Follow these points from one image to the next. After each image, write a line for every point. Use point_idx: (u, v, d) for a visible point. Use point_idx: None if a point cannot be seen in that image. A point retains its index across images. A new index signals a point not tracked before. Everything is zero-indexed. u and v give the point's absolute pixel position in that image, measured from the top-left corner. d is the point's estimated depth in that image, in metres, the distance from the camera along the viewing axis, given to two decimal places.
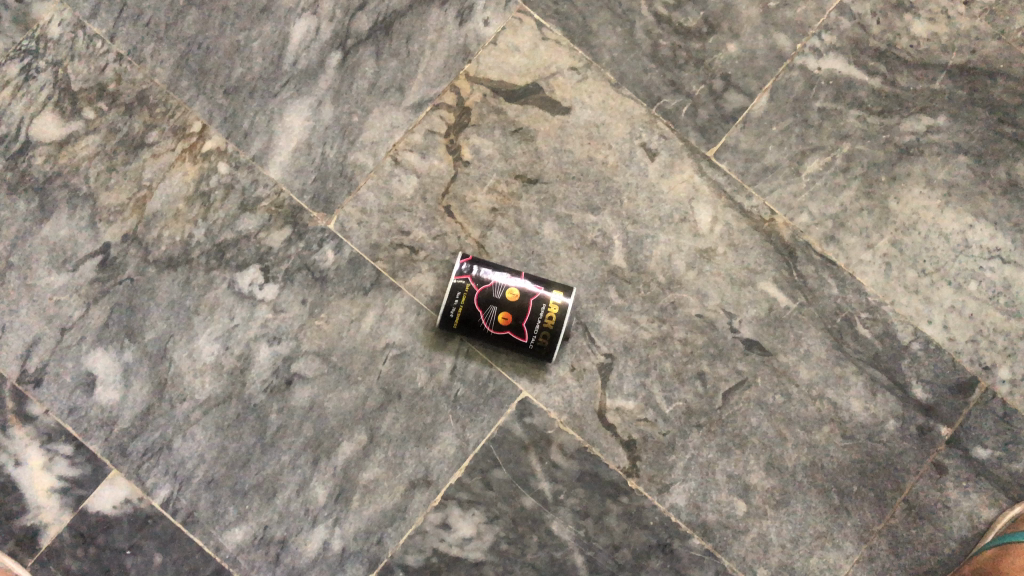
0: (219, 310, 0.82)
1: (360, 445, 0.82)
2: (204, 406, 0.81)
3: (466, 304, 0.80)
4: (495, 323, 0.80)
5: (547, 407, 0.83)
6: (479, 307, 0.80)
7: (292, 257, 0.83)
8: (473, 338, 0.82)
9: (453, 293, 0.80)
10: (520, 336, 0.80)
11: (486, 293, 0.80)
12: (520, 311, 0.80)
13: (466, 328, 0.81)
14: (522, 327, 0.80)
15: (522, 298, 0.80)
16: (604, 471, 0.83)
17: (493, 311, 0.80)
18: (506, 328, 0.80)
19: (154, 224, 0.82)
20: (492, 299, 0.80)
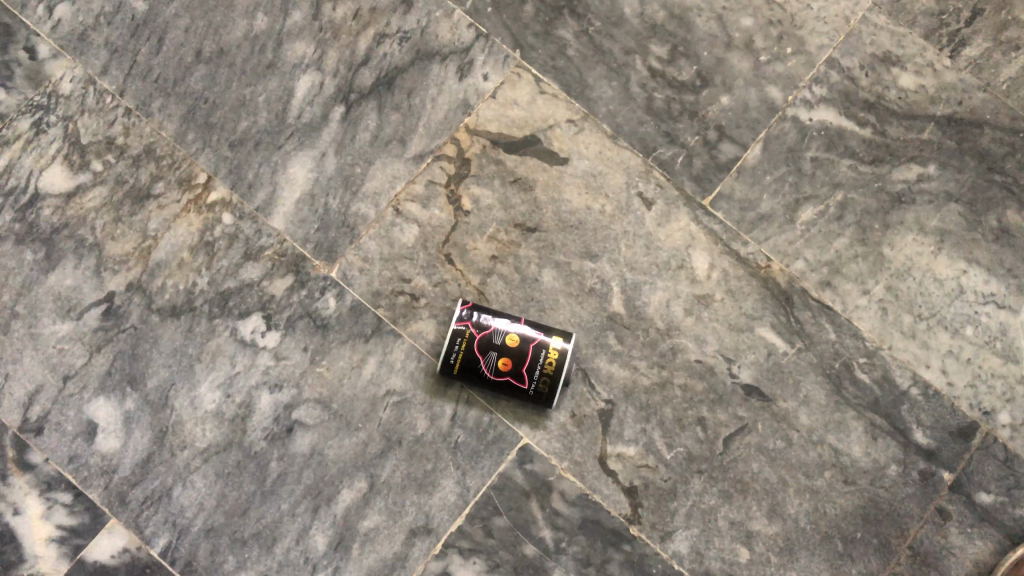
0: (221, 357, 0.83)
1: (360, 492, 0.82)
2: (205, 454, 0.81)
3: (466, 350, 0.81)
4: (495, 369, 0.81)
5: (547, 453, 0.83)
6: (479, 352, 0.81)
7: (295, 305, 0.84)
8: (473, 384, 0.82)
9: (454, 339, 0.81)
10: (520, 382, 0.81)
11: (486, 338, 0.81)
12: (520, 357, 0.80)
13: (466, 374, 0.81)
14: (522, 372, 0.81)
15: (522, 344, 0.81)
16: (605, 518, 0.83)
17: (493, 357, 0.80)
18: (506, 374, 0.80)
19: (159, 273, 0.84)
20: (492, 345, 0.81)
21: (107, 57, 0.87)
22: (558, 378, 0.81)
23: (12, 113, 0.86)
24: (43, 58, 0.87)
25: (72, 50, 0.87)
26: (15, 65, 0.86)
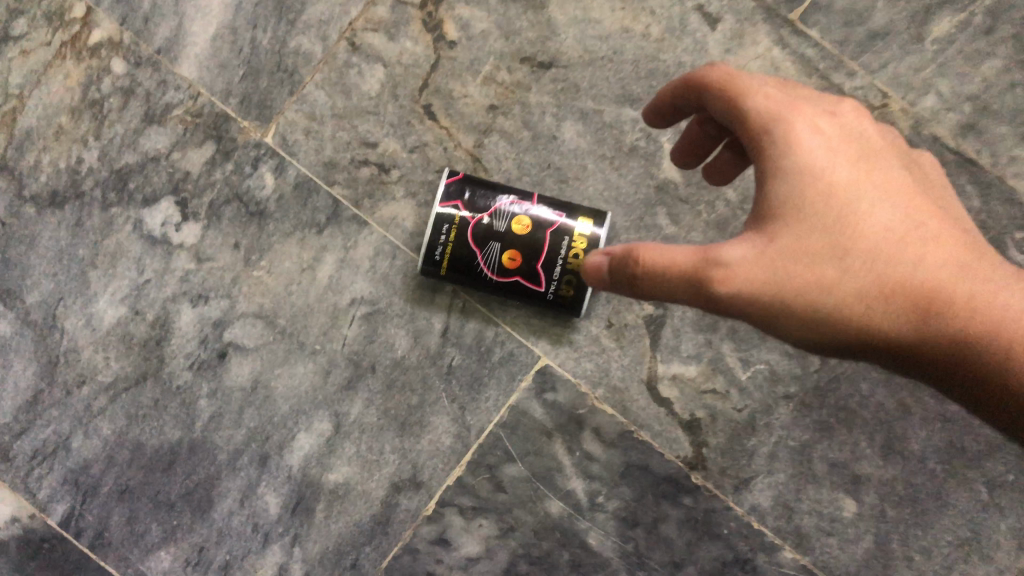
0: (123, 261, 0.60)
1: (322, 437, 0.60)
2: (110, 391, 0.60)
3: (459, 243, 0.57)
4: (499, 268, 0.57)
5: (575, 378, 0.60)
6: (477, 246, 0.57)
7: (219, 186, 0.61)
8: (471, 286, 0.59)
9: (439, 228, 0.56)
10: (536, 284, 0.57)
11: (486, 225, 0.56)
12: (536, 251, 0.57)
13: (459, 275, 0.58)
14: (536, 271, 0.57)
15: (538, 231, 0.57)
16: (657, 464, 0.60)
17: (497, 252, 0.57)
18: (514, 274, 0.57)
19: (30, 147, 0.61)
20: (495, 235, 0.57)
21: None
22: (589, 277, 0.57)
23: None
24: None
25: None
26: None
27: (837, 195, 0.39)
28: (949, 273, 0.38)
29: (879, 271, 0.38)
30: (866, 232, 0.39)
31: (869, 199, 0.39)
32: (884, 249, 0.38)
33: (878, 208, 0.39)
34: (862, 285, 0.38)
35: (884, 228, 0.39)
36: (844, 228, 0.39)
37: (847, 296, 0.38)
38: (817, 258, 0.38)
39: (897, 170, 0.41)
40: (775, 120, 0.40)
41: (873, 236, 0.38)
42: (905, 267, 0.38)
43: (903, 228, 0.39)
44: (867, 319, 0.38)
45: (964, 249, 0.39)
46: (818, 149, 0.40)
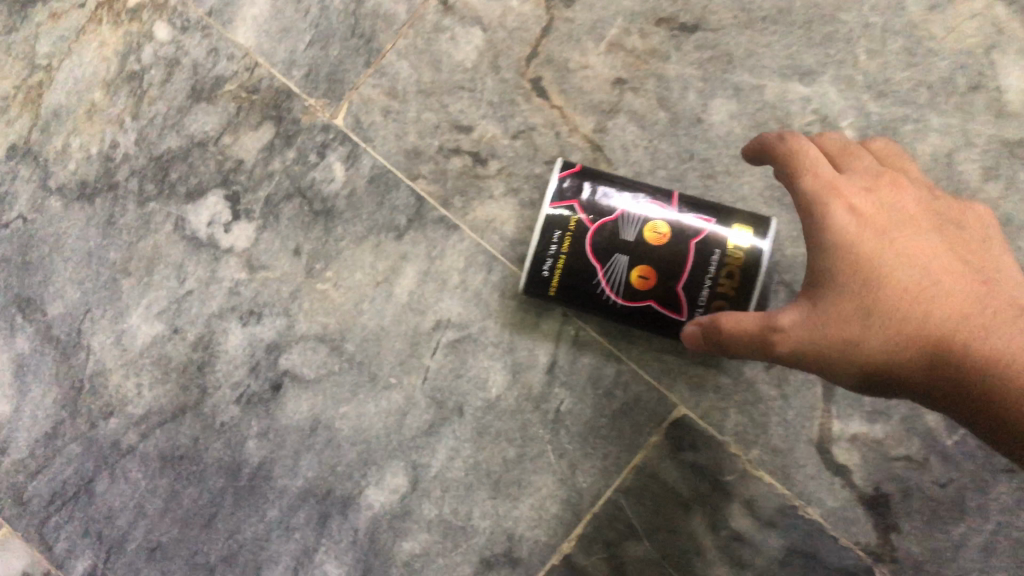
0: (162, 267, 0.49)
1: (396, 494, 0.48)
2: (143, 426, 0.49)
3: (575, 255, 0.43)
4: (628, 289, 0.43)
5: (720, 434, 0.47)
6: (599, 259, 0.43)
7: (277, 177, 0.49)
8: (587, 310, 0.45)
9: (550, 235, 0.43)
10: (677, 310, 0.43)
11: (612, 233, 0.43)
12: (678, 267, 0.43)
13: (575, 297, 0.44)
14: (676, 295, 0.43)
15: (682, 242, 0.43)
16: (828, 551, 0.46)
17: (625, 268, 0.43)
18: (647, 298, 0.43)
19: (58, 127, 0.50)
20: (624, 246, 0.43)
21: None
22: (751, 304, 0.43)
23: None
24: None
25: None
26: None
27: (865, 251, 0.35)
28: (982, 319, 0.31)
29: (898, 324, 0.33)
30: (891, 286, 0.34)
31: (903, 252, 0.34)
32: (913, 301, 0.33)
33: (915, 260, 0.34)
34: (885, 343, 0.33)
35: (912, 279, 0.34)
36: (871, 285, 0.34)
37: (873, 355, 0.34)
38: (844, 320, 0.34)
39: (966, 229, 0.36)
40: (809, 185, 0.36)
41: (899, 288, 0.34)
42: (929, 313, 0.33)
43: (946, 279, 0.33)
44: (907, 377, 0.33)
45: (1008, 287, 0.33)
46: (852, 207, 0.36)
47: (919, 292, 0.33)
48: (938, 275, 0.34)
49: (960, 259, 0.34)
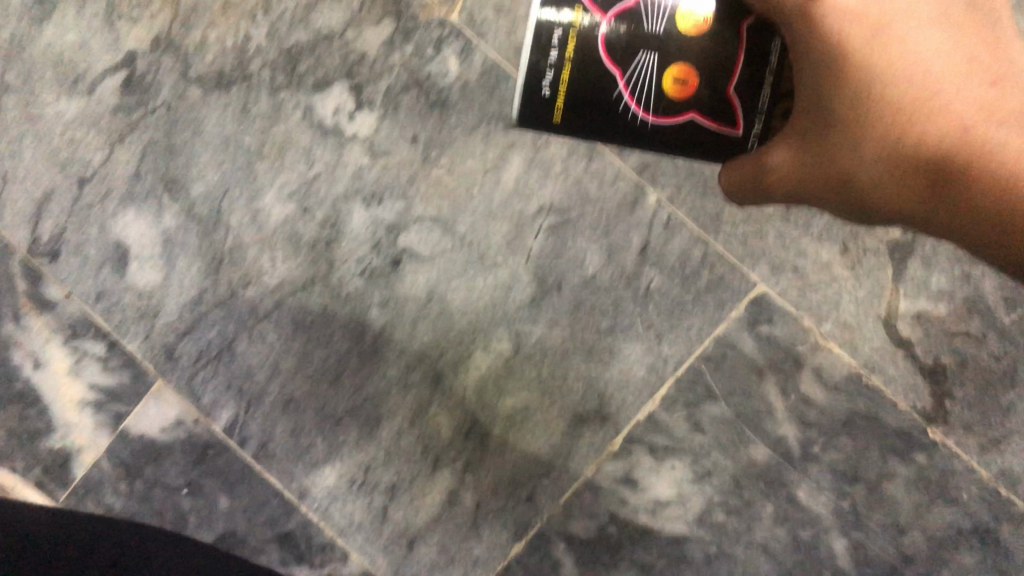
0: (292, 151, 0.55)
1: (501, 358, 0.55)
2: (277, 294, 0.55)
3: (586, 60, 0.40)
4: (653, 90, 0.41)
5: (796, 311, 0.52)
6: (614, 59, 0.40)
7: (396, 70, 0.54)
8: (593, 128, 0.43)
9: (554, 36, 0.39)
10: (723, 117, 0.41)
11: (631, 29, 0.39)
12: (715, 60, 0.40)
13: (591, 110, 0.41)
14: (699, 97, 0.40)
15: (725, 27, 0.39)
16: (887, 414, 0.52)
17: (649, 62, 0.40)
18: (670, 104, 0.41)
19: (196, 22, 0.55)
20: (641, 34, 0.39)
21: None
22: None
23: None
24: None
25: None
26: None
27: (850, 68, 0.36)
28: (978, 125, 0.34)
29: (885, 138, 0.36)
30: (891, 98, 0.36)
31: (902, 52, 0.36)
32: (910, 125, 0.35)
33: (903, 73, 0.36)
34: (874, 160, 0.36)
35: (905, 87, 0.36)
36: (862, 102, 0.37)
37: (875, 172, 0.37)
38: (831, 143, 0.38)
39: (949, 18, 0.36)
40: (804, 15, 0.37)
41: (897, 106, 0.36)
42: (917, 133, 0.35)
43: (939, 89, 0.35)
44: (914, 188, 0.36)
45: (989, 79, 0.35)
46: (845, 12, 0.36)
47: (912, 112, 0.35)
48: (938, 83, 0.35)
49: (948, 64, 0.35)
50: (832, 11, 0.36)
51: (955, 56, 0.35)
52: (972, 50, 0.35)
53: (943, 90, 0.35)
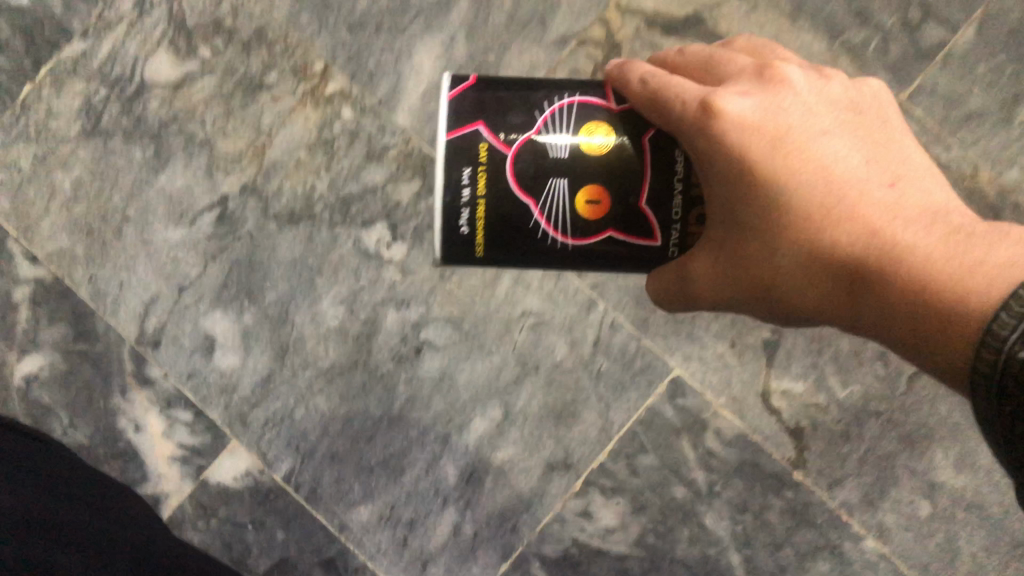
0: (344, 270, 0.75)
1: (494, 421, 0.75)
2: (328, 374, 0.75)
3: (495, 195, 0.49)
4: (567, 211, 0.49)
5: (703, 387, 0.74)
6: (525, 185, 0.49)
7: (422, 214, 0.75)
8: (516, 255, 0.51)
9: (462, 176, 0.48)
10: (638, 227, 0.50)
11: (534, 159, 0.48)
12: (616, 175, 0.49)
13: (515, 236, 0.50)
14: (603, 209, 0.49)
15: (618, 148, 0.49)
16: (766, 460, 0.74)
17: (559, 186, 0.49)
18: (584, 218, 0.49)
19: (275, 174, 0.75)
20: (543, 157, 0.48)
21: None
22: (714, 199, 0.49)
23: None
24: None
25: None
26: None
27: (759, 174, 0.46)
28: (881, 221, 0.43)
29: (798, 245, 0.46)
30: (801, 205, 0.46)
31: (800, 164, 0.46)
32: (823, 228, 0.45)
33: (808, 176, 0.46)
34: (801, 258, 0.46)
35: (807, 193, 0.45)
36: (777, 209, 0.46)
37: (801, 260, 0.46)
38: (751, 242, 0.48)
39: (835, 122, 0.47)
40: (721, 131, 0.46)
41: (810, 208, 0.45)
42: (838, 233, 0.45)
43: (835, 188, 0.45)
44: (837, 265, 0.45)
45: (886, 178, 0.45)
46: (749, 127, 0.46)
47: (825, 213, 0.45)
48: (839, 183, 0.45)
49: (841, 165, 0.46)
50: (729, 128, 0.46)
51: (849, 163, 0.46)
52: (861, 153, 0.46)
53: (846, 191, 0.45)
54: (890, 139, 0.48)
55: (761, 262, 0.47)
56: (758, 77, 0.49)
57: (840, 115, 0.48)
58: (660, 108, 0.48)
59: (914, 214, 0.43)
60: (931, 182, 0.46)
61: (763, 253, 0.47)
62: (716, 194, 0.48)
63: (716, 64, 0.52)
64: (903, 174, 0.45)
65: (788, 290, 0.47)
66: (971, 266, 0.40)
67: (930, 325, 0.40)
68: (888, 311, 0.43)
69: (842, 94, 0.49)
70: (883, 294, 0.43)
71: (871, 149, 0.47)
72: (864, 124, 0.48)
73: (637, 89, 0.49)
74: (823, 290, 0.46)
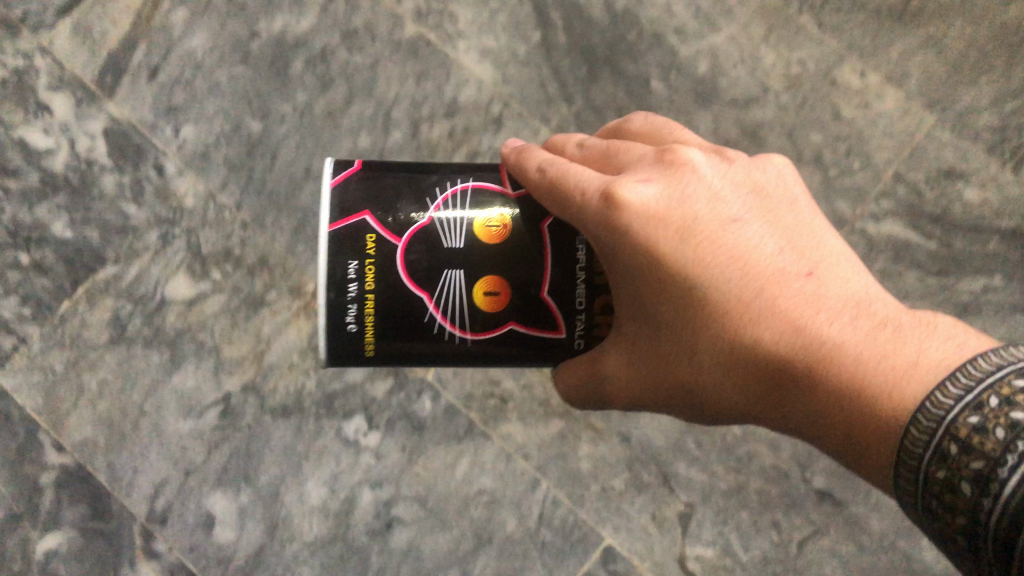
0: (326, 455, 0.90)
1: None
2: (313, 545, 0.89)
3: (386, 280, 0.64)
4: (454, 295, 0.64)
5: (630, 554, 0.89)
6: (416, 275, 0.64)
7: (394, 406, 0.91)
8: (408, 336, 0.65)
9: (348, 266, 0.63)
10: (522, 309, 0.65)
11: (423, 249, 0.64)
12: (497, 261, 0.64)
13: (410, 318, 0.64)
14: (489, 296, 0.65)
15: (500, 242, 0.65)
16: None
17: (453, 275, 0.64)
18: (471, 302, 0.65)
19: (271, 376, 0.92)
20: (421, 244, 0.64)
21: (226, 175, 0.97)
22: (595, 289, 0.65)
23: (143, 225, 0.96)
24: (170, 174, 0.98)
25: (194, 166, 0.98)
26: (145, 182, 0.98)
27: (675, 265, 0.56)
28: (788, 311, 0.53)
29: (725, 347, 0.55)
30: (716, 294, 0.55)
31: (718, 261, 0.56)
32: (733, 315, 0.55)
33: (717, 267, 0.56)
34: (715, 338, 0.56)
35: (727, 293, 0.55)
36: (695, 297, 0.56)
37: (715, 342, 0.56)
38: (673, 327, 0.58)
39: (740, 216, 0.57)
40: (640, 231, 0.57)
41: (725, 298, 0.55)
42: (752, 317, 0.54)
43: (743, 280, 0.55)
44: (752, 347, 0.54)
45: (790, 270, 0.55)
46: (662, 225, 0.57)
47: (738, 302, 0.55)
48: (749, 275, 0.55)
49: (751, 260, 0.55)
50: (643, 224, 0.57)
51: (755, 257, 0.55)
52: (766, 245, 0.56)
53: (759, 286, 0.54)
54: (785, 219, 0.58)
55: (687, 367, 0.58)
56: (671, 173, 0.59)
57: (744, 206, 0.58)
58: (582, 207, 0.59)
59: (840, 307, 0.53)
60: (828, 261, 0.56)
61: (685, 355, 0.58)
62: (637, 295, 0.59)
63: (613, 153, 0.64)
64: (820, 267, 0.55)
65: (717, 391, 0.57)
66: (906, 366, 0.48)
67: (847, 423, 0.50)
68: (822, 411, 0.51)
69: (744, 188, 0.59)
70: (813, 391, 0.51)
71: (784, 239, 0.56)
72: (764, 210, 0.58)
73: (536, 177, 0.63)
74: (759, 389, 0.55)
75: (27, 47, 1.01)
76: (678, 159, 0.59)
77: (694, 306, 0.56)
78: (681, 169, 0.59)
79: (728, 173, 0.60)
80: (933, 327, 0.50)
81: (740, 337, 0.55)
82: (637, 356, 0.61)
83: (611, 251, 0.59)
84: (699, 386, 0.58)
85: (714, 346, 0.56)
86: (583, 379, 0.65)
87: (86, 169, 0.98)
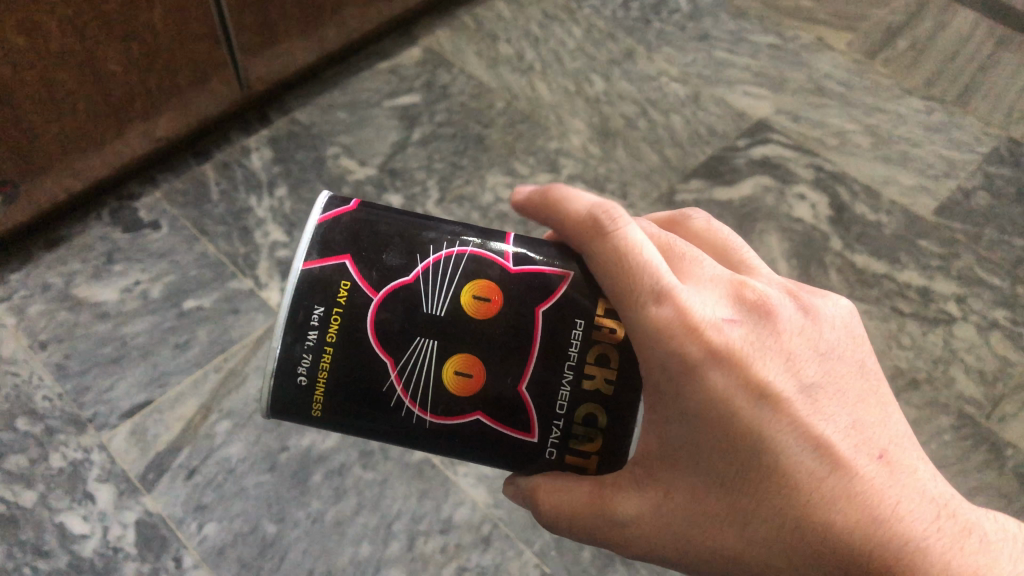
0: None
1: None
2: None
3: (353, 336, 0.67)
4: (422, 366, 0.68)
5: None
6: (383, 342, 0.67)
7: None
8: (366, 404, 0.68)
9: (313, 311, 0.67)
10: (496, 403, 0.68)
11: (396, 314, 0.67)
12: (474, 341, 0.67)
13: (371, 381, 0.68)
14: (456, 380, 0.68)
15: (489, 318, 0.67)
16: None
17: (427, 345, 0.67)
18: (441, 380, 0.68)
19: None
20: (397, 306, 0.67)
21: (237, 569, 1.15)
22: (577, 393, 0.67)
23: None
24: (186, 566, 1.14)
25: (209, 561, 1.15)
26: (163, 571, 1.14)
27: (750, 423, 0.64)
28: (861, 497, 0.63)
29: (791, 520, 0.64)
30: (792, 464, 0.64)
31: (795, 433, 0.64)
32: (803, 486, 0.64)
33: (790, 435, 0.64)
34: (777, 508, 0.64)
35: (803, 467, 0.64)
36: (770, 463, 0.64)
37: (770, 508, 0.64)
38: (727, 480, 0.66)
39: (812, 381, 0.67)
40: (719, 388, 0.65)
41: (798, 471, 0.64)
42: (824, 490, 0.63)
43: (815, 455, 0.64)
44: (815, 521, 0.63)
45: (858, 451, 0.65)
46: (744, 386, 0.65)
47: (812, 476, 0.64)
48: (827, 450, 0.64)
49: (824, 437, 0.65)
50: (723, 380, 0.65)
51: (829, 434, 0.65)
52: (839, 420, 0.66)
53: (836, 465, 0.64)
54: (849, 385, 0.68)
55: (735, 528, 0.66)
56: (751, 331, 0.67)
57: (818, 373, 0.67)
58: (650, 330, 0.65)
59: (914, 499, 0.64)
60: (891, 440, 0.66)
61: (742, 521, 0.65)
62: (695, 444, 0.66)
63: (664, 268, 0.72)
64: (890, 452, 0.66)
65: (769, 563, 0.65)
66: None
67: None
68: None
69: (815, 353, 0.68)
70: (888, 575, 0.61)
71: (855, 414, 0.66)
72: (833, 377, 0.68)
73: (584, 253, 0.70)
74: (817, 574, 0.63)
75: (88, 443, 1.21)
76: (754, 314, 0.68)
77: (760, 468, 0.65)
78: (757, 324, 0.68)
79: (801, 332, 0.69)
80: (991, 543, 0.64)
81: (813, 515, 0.63)
82: (671, 507, 0.67)
83: (669, 386, 0.66)
84: (746, 554, 0.66)
85: (779, 517, 0.64)
86: (569, 500, 0.69)
87: (111, 554, 1.14)
